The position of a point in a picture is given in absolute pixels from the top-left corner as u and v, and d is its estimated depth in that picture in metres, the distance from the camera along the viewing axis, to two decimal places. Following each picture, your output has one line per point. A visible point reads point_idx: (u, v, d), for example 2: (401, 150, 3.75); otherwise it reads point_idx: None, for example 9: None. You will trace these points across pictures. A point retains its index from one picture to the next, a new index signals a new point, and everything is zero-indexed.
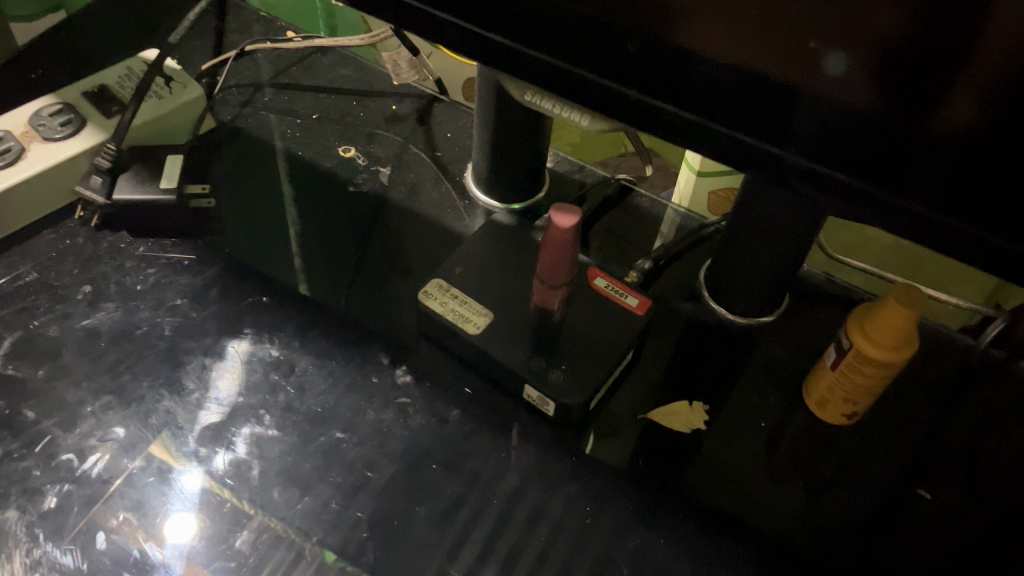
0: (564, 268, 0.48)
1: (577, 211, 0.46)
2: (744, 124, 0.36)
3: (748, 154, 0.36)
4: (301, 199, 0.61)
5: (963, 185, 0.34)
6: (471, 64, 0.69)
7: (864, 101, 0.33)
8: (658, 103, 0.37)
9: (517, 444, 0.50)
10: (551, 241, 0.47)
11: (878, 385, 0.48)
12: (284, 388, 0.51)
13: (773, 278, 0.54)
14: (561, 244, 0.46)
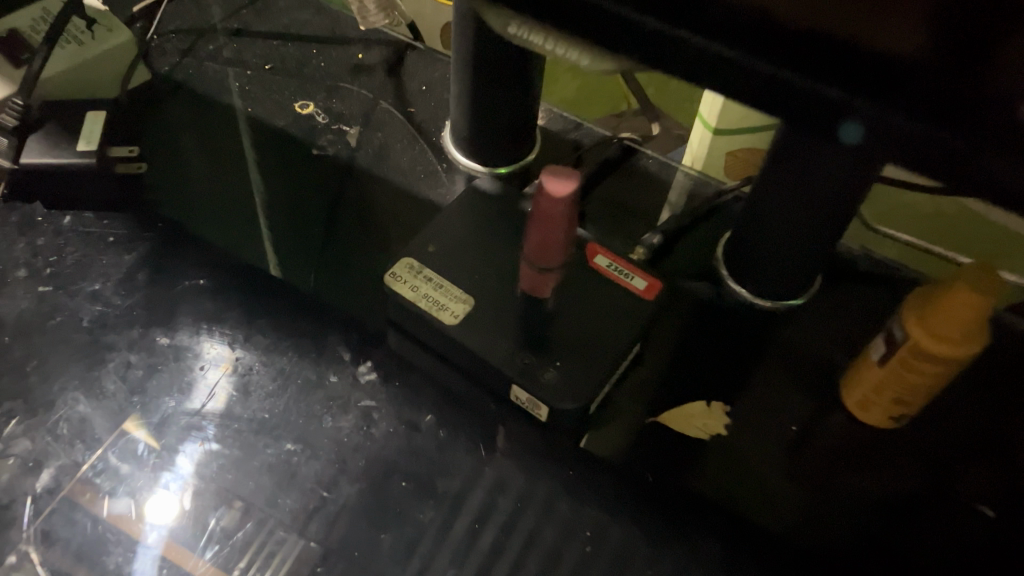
0: (562, 244, 0.38)
1: (574, 177, 0.37)
2: (797, 60, 0.27)
3: (793, 100, 0.27)
4: (250, 163, 0.52)
5: None
6: (450, 6, 0.59)
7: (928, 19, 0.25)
8: (691, 35, 0.28)
9: (502, 455, 0.42)
10: (542, 214, 0.37)
11: (936, 385, 0.40)
12: (224, 390, 0.43)
13: (805, 255, 0.45)
14: (555, 215, 0.37)
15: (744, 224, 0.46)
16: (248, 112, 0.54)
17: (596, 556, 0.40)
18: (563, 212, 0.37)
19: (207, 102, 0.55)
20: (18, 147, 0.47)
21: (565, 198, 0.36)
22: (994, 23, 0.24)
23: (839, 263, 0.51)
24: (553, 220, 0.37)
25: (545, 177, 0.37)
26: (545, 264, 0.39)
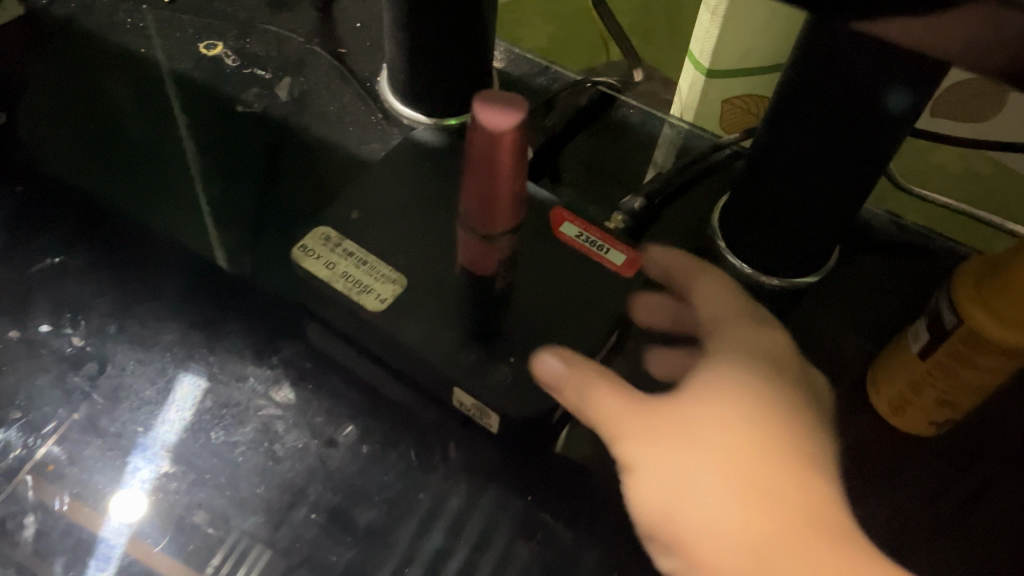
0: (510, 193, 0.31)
1: (521, 106, 0.29)
2: None
3: None
4: (139, 121, 0.43)
5: None
6: None
7: None
8: None
9: (441, 476, 0.33)
10: (483, 162, 0.30)
11: (994, 384, 0.31)
12: (88, 397, 0.34)
13: (823, 223, 0.36)
14: (501, 162, 0.30)
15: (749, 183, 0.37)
16: (141, 53, 0.44)
17: None
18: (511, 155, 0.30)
19: (91, 40, 0.45)
20: None
21: (512, 139, 0.29)
22: None
23: (863, 233, 0.41)
24: (498, 169, 0.30)
25: (481, 114, 0.29)
26: (491, 222, 0.32)
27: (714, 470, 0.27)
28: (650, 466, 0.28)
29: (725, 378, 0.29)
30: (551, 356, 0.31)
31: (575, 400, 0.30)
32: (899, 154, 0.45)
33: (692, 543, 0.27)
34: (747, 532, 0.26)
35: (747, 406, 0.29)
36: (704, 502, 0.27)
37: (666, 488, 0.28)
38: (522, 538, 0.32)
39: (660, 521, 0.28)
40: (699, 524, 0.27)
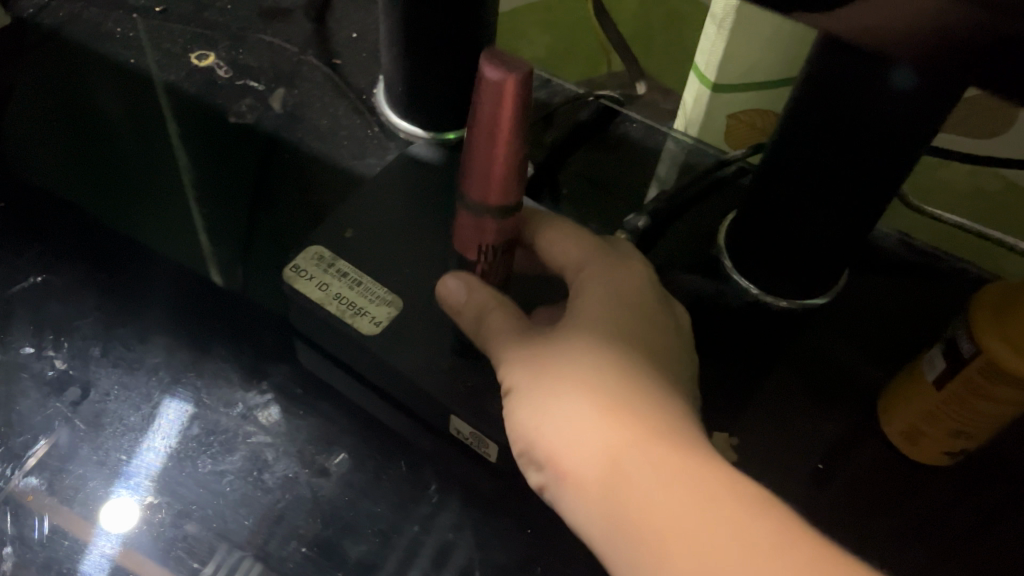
0: (510, 167, 0.27)
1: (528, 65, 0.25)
2: None
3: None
4: (125, 133, 0.42)
5: None
6: None
7: None
8: None
9: (436, 507, 0.32)
10: (483, 123, 0.26)
11: (1012, 414, 0.30)
12: (69, 423, 0.33)
13: (832, 245, 0.35)
14: (500, 125, 0.26)
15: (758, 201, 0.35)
16: (130, 65, 0.43)
17: None
18: (510, 114, 0.26)
19: (80, 50, 0.44)
20: None
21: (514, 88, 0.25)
22: None
23: (870, 254, 0.40)
24: (496, 134, 0.26)
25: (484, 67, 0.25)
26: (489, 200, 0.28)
27: (583, 381, 0.27)
28: (522, 382, 0.28)
29: (597, 298, 0.30)
30: (454, 276, 0.31)
31: (474, 320, 0.30)
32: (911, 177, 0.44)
33: (556, 448, 0.26)
34: (614, 434, 0.25)
35: (617, 325, 0.29)
36: (569, 408, 0.26)
37: (536, 400, 0.27)
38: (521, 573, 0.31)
39: (528, 434, 0.27)
40: (562, 428, 0.26)
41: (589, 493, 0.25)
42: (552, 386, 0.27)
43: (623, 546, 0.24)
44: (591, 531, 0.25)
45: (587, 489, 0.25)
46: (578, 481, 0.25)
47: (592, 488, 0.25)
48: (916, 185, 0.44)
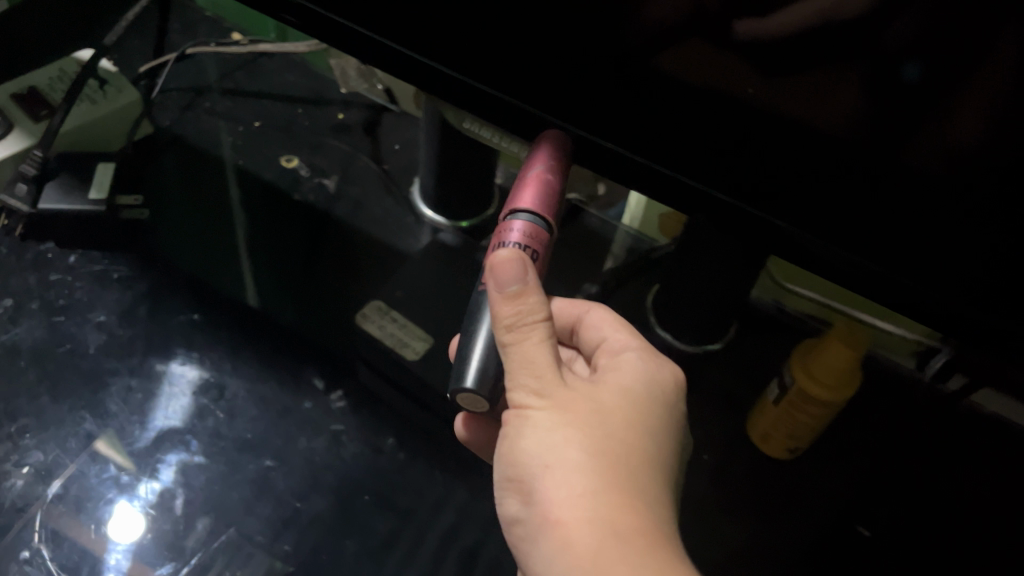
0: (561, 177, 0.40)
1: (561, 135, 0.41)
2: (634, 143, 0.39)
3: (630, 170, 0.39)
4: (228, 216, 0.61)
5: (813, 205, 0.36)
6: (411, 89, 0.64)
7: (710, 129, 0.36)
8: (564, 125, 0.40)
9: (452, 476, 0.49)
10: (541, 145, 0.40)
11: (821, 423, 0.47)
12: (213, 412, 0.50)
13: (717, 311, 0.52)
14: (556, 145, 0.40)
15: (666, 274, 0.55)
16: (239, 165, 0.63)
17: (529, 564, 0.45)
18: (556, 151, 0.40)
19: (208, 158, 0.63)
20: (37, 194, 0.54)
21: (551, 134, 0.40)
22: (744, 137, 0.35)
23: (753, 313, 0.58)
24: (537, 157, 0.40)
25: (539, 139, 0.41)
26: (547, 196, 0.40)
27: (595, 451, 0.34)
28: (543, 424, 0.35)
29: (630, 389, 0.38)
30: (514, 254, 0.35)
31: (513, 317, 0.35)
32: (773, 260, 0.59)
33: (556, 494, 0.33)
34: (608, 508, 0.32)
35: (636, 419, 0.36)
36: (579, 467, 0.33)
37: (551, 447, 0.34)
38: None
39: (536, 469, 0.34)
40: (566, 482, 0.33)
41: (570, 543, 0.31)
42: (569, 441, 0.34)
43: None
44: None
45: (569, 544, 0.31)
46: (566, 529, 0.32)
47: (572, 542, 0.31)
48: (780, 266, 0.59)
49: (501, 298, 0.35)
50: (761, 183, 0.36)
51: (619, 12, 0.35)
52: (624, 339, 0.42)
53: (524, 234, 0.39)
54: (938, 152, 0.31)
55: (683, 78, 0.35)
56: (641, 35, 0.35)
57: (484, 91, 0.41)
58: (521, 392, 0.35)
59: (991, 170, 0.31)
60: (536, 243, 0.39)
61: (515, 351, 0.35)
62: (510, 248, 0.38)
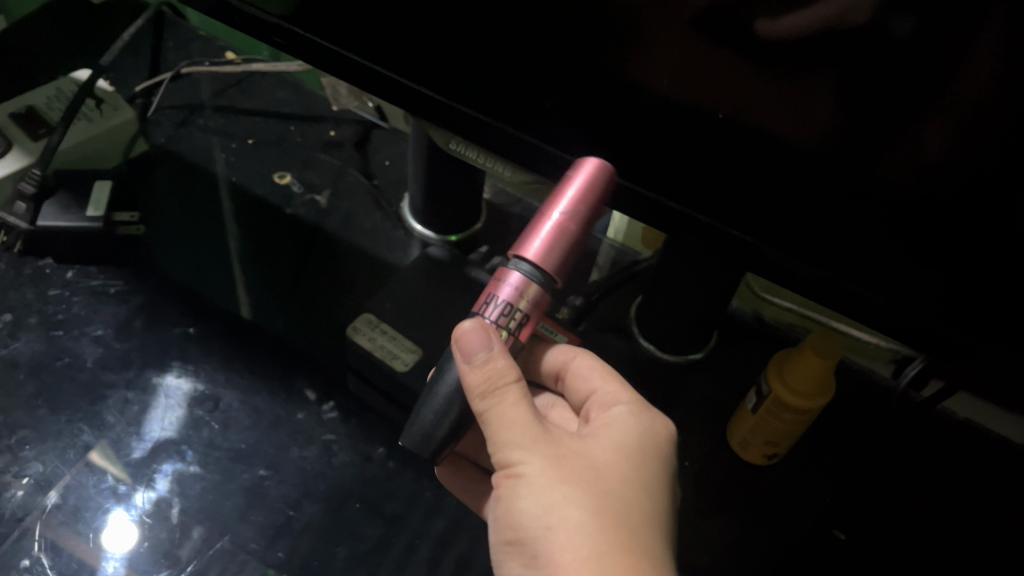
0: (580, 229, 0.38)
1: (603, 177, 0.38)
2: (611, 162, 0.40)
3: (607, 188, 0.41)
4: (221, 231, 0.62)
5: (780, 221, 0.37)
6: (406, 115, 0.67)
7: (683, 149, 0.38)
8: (545, 146, 0.42)
9: (440, 484, 0.50)
10: (574, 187, 0.38)
11: (796, 429, 0.49)
12: (208, 423, 0.51)
13: (697, 322, 0.54)
14: (588, 192, 0.38)
15: (647, 285, 0.56)
16: (232, 181, 0.64)
17: None
18: (591, 194, 0.38)
19: (202, 173, 0.65)
20: (36, 212, 0.55)
21: (596, 173, 0.38)
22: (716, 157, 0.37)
23: (733, 323, 0.60)
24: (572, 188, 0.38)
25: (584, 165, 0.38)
26: (558, 246, 0.37)
27: (594, 509, 0.34)
28: (538, 484, 0.35)
29: (621, 442, 0.38)
30: (478, 322, 0.36)
31: (483, 386, 0.36)
32: (750, 275, 0.62)
33: (561, 555, 0.33)
34: (616, 568, 0.32)
35: (631, 474, 0.37)
36: (581, 527, 0.34)
37: (551, 508, 0.34)
38: None
39: (539, 531, 0.34)
40: (570, 542, 0.33)
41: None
42: (568, 500, 0.34)
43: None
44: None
45: None
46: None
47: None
48: (758, 280, 0.62)
49: (468, 370, 0.36)
50: (732, 201, 0.38)
51: (597, 38, 0.36)
52: (615, 391, 0.42)
53: (516, 289, 0.37)
54: (897, 163, 0.33)
55: (656, 100, 0.37)
56: (615, 58, 0.37)
57: (469, 113, 0.43)
58: (510, 454, 0.36)
59: (944, 183, 0.32)
60: (526, 302, 0.37)
61: (493, 417, 0.36)
62: (497, 301, 0.37)
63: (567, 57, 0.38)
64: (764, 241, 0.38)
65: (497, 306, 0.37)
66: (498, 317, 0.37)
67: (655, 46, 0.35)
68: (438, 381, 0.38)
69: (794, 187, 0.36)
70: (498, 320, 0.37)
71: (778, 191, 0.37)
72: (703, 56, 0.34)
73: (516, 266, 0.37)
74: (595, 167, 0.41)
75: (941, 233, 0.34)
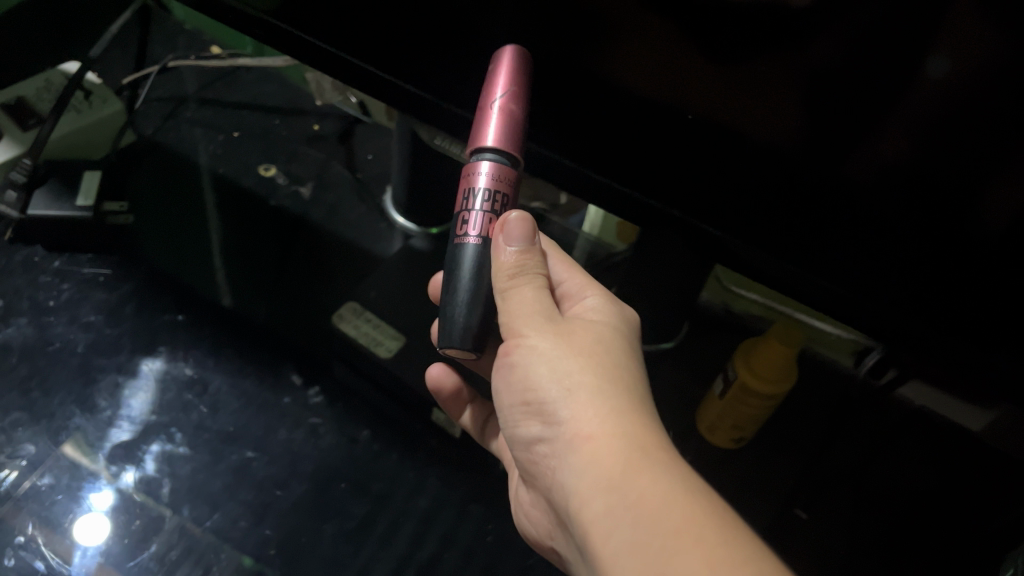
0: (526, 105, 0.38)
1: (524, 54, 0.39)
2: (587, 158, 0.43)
3: (582, 182, 0.43)
4: (205, 222, 0.64)
5: (746, 215, 0.40)
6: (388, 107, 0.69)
7: (654, 145, 0.40)
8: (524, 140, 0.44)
9: (423, 465, 0.52)
10: (503, 72, 0.38)
11: (761, 414, 0.51)
12: (197, 406, 0.53)
13: (667, 314, 0.57)
14: (517, 73, 0.38)
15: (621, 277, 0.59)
16: (218, 173, 0.66)
17: (494, 543, 0.49)
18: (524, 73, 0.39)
19: (188, 164, 0.66)
20: (25, 201, 0.57)
21: (518, 56, 0.39)
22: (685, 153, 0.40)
23: (702, 314, 0.63)
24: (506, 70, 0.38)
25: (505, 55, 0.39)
26: (512, 127, 0.38)
27: (608, 375, 0.35)
28: (553, 354, 0.36)
29: (621, 324, 0.40)
30: (522, 212, 0.38)
31: (518, 266, 0.38)
32: (718, 266, 0.65)
33: (582, 415, 0.34)
34: (633, 423, 0.33)
35: (633, 352, 0.38)
36: (599, 392, 0.35)
37: (568, 373, 0.35)
38: (475, 499, 0.51)
39: (557, 395, 0.35)
40: (589, 402, 0.34)
41: (599, 456, 0.32)
42: (585, 370, 0.35)
43: (611, 504, 0.31)
44: (585, 488, 0.32)
45: (598, 453, 0.33)
46: (592, 442, 0.33)
47: (600, 454, 0.32)
48: (727, 271, 0.65)
49: (508, 254, 0.37)
50: (701, 195, 0.41)
51: (572, 39, 0.39)
52: (580, 282, 0.41)
53: (492, 176, 0.37)
54: (861, 158, 0.35)
55: (628, 97, 0.39)
56: (594, 60, 0.39)
57: (453, 111, 0.45)
58: (525, 323, 0.37)
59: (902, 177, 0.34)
60: (506, 182, 0.38)
61: (520, 293, 0.38)
62: (479, 193, 0.38)
63: (546, 56, 0.40)
64: (731, 234, 0.40)
65: (480, 197, 0.38)
66: (488, 205, 0.38)
67: (632, 49, 0.37)
68: (450, 277, 0.39)
69: (758, 182, 0.39)
70: (487, 208, 0.38)
71: (743, 186, 0.39)
72: (676, 57, 0.36)
73: (480, 158, 0.38)
74: (572, 162, 0.43)
75: (897, 228, 0.36)
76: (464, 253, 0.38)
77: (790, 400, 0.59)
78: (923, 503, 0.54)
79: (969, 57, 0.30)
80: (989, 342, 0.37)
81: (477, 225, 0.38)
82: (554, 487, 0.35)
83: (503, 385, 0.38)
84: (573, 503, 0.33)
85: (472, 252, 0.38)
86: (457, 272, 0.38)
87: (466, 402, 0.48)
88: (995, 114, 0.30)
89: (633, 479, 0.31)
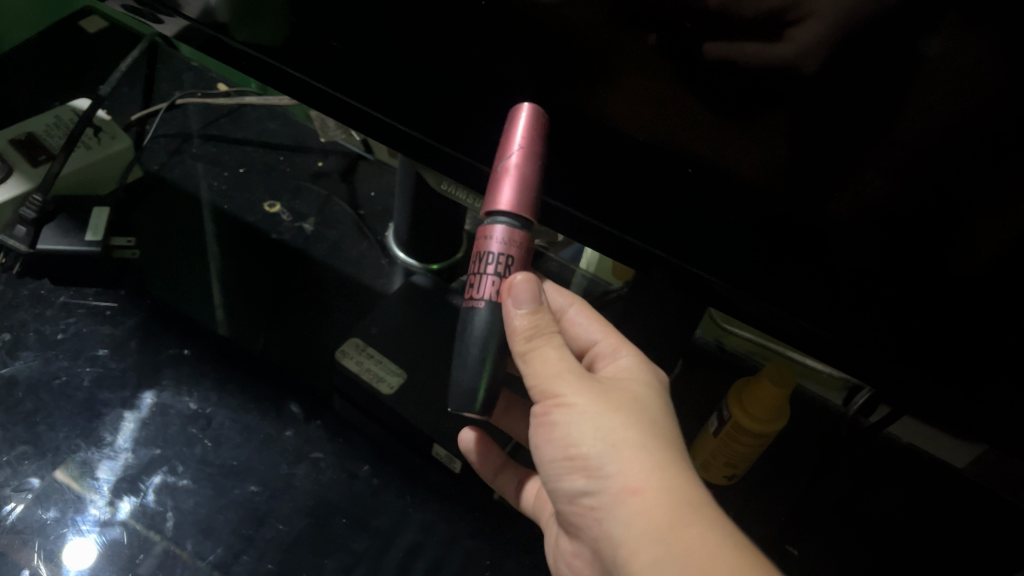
0: (536, 166, 0.39)
1: (536, 114, 0.40)
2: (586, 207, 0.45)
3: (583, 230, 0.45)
4: (206, 259, 0.65)
5: (739, 265, 0.42)
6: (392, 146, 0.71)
7: (650, 196, 0.42)
8: None
9: (421, 501, 0.53)
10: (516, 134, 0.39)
11: (752, 453, 0.53)
12: (201, 440, 0.54)
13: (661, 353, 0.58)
14: (532, 133, 0.39)
15: (616, 316, 0.60)
16: (223, 209, 0.68)
17: None
18: (536, 136, 0.40)
19: (193, 201, 0.68)
20: (35, 235, 0.58)
21: (530, 116, 0.40)
22: (679, 205, 0.41)
23: (697, 352, 0.65)
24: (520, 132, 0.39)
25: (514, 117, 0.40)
26: (523, 188, 0.39)
27: (648, 432, 0.36)
28: (593, 412, 0.37)
29: (652, 381, 0.41)
30: (526, 276, 0.39)
31: (530, 330, 0.38)
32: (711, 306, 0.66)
33: (627, 468, 0.35)
34: (678, 478, 0.34)
35: (666, 408, 0.39)
36: (643, 447, 0.35)
37: (611, 430, 0.36)
38: (472, 534, 0.52)
39: (603, 450, 0.36)
40: (636, 457, 0.35)
41: (647, 510, 0.33)
42: (627, 427, 0.36)
43: (661, 557, 0.32)
44: (635, 539, 0.33)
45: (647, 508, 0.34)
46: (641, 496, 0.34)
47: (650, 510, 0.33)
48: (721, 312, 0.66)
49: (520, 317, 0.38)
50: (695, 244, 0.42)
51: (570, 96, 0.41)
52: (616, 342, 0.44)
53: (506, 241, 0.39)
54: (844, 212, 0.37)
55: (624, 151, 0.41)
56: (593, 115, 0.41)
57: (457, 158, 0.47)
58: (554, 386, 0.38)
59: (888, 233, 0.36)
60: (518, 249, 0.39)
61: (537, 356, 0.38)
62: (490, 256, 0.39)
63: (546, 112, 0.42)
64: (725, 281, 0.42)
65: (493, 261, 0.39)
66: (500, 270, 0.39)
67: (629, 105, 0.39)
68: (466, 337, 0.40)
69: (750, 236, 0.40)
70: (497, 271, 0.39)
71: (734, 238, 0.41)
72: (669, 114, 0.38)
73: (495, 219, 0.39)
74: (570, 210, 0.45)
75: (884, 281, 0.38)
76: (476, 317, 0.40)
77: (781, 438, 0.60)
78: (914, 541, 0.55)
79: (944, 125, 0.31)
80: (974, 388, 0.38)
81: (484, 289, 0.40)
82: (600, 538, 0.36)
83: (544, 441, 0.39)
84: (623, 553, 0.34)
85: (483, 316, 0.40)
86: (469, 337, 0.40)
87: (497, 467, 0.50)
88: (978, 177, 0.32)
89: (682, 534, 0.32)
